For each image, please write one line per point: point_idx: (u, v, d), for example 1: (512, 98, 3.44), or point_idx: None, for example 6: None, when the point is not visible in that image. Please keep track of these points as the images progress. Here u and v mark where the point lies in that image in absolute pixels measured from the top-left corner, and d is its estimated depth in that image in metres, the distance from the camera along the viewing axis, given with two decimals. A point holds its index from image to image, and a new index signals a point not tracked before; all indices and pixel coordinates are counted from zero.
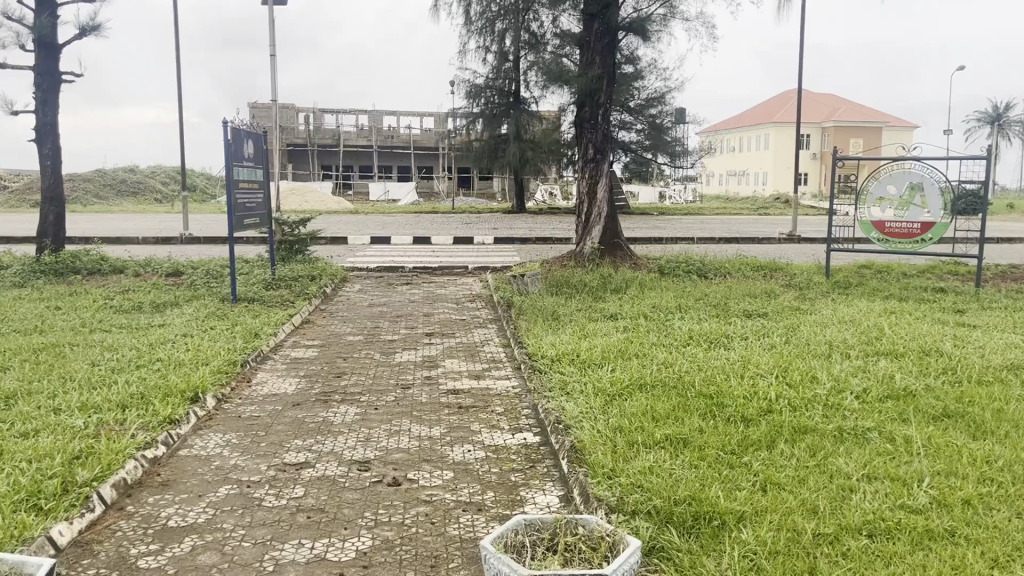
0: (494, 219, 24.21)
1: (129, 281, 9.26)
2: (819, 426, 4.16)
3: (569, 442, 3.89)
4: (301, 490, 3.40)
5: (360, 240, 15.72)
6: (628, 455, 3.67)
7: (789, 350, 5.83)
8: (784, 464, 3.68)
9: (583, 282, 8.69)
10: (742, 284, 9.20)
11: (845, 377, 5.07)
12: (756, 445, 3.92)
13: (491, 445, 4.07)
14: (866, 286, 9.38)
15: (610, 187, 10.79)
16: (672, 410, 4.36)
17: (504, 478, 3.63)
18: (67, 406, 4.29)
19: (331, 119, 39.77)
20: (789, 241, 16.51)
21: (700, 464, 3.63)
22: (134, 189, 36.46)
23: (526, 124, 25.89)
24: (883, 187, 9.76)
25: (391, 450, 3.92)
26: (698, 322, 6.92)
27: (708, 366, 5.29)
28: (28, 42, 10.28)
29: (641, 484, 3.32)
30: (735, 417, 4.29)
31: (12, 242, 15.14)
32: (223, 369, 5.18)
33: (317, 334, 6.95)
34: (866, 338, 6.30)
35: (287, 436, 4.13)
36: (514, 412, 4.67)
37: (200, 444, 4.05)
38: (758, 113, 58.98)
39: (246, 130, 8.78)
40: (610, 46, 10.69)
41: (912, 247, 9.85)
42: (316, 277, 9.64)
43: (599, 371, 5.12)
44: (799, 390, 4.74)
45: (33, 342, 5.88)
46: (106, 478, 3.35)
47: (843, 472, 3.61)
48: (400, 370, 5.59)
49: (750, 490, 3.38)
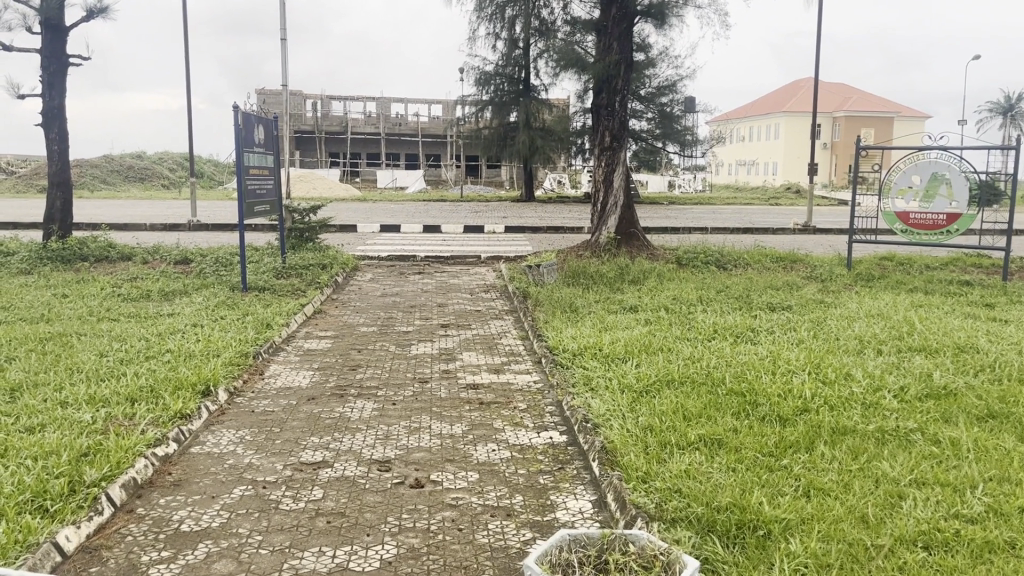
0: (505, 207, 23.95)
1: (136, 269, 9.09)
2: (859, 427, 3.96)
3: (598, 442, 3.70)
4: (320, 492, 3.23)
5: (370, 228, 15.55)
6: (662, 458, 3.48)
7: (819, 345, 5.64)
8: (826, 467, 3.50)
9: (600, 273, 8.49)
10: (763, 275, 8.99)
11: (880, 374, 4.87)
12: (795, 446, 3.74)
13: (516, 444, 3.89)
14: (890, 278, 9.17)
15: (627, 176, 10.57)
16: (704, 408, 4.17)
17: (533, 480, 3.45)
18: (73, 399, 4.12)
19: (339, 105, 39.51)
20: (804, 231, 16.30)
21: (738, 467, 3.44)
22: (142, 175, 36.36)
23: (536, 112, 25.61)
24: (908, 177, 9.44)
25: (411, 449, 3.74)
26: (721, 315, 6.72)
27: (736, 361, 5.10)
28: (34, 25, 10.09)
29: (678, 489, 3.14)
30: (770, 417, 4.10)
31: (19, 228, 15.00)
32: (235, 361, 5.01)
33: (330, 325, 6.77)
34: (897, 333, 6.09)
35: (303, 433, 3.96)
36: (538, 409, 4.49)
37: (212, 440, 3.88)
38: (768, 103, 58.52)
39: (257, 115, 8.55)
40: (628, 31, 10.45)
41: (937, 239, 9.59)
42: (327, 265, 9.46)
43: (624, 366, 4.93)
44: (833, 388, 4.54)
45: (39, 332, 5.72)
46: (115, 478, 3.19)
47: (890, 477, 3.41)
48: (417, 363, 5.43)
49: (794, 496, 3.20)
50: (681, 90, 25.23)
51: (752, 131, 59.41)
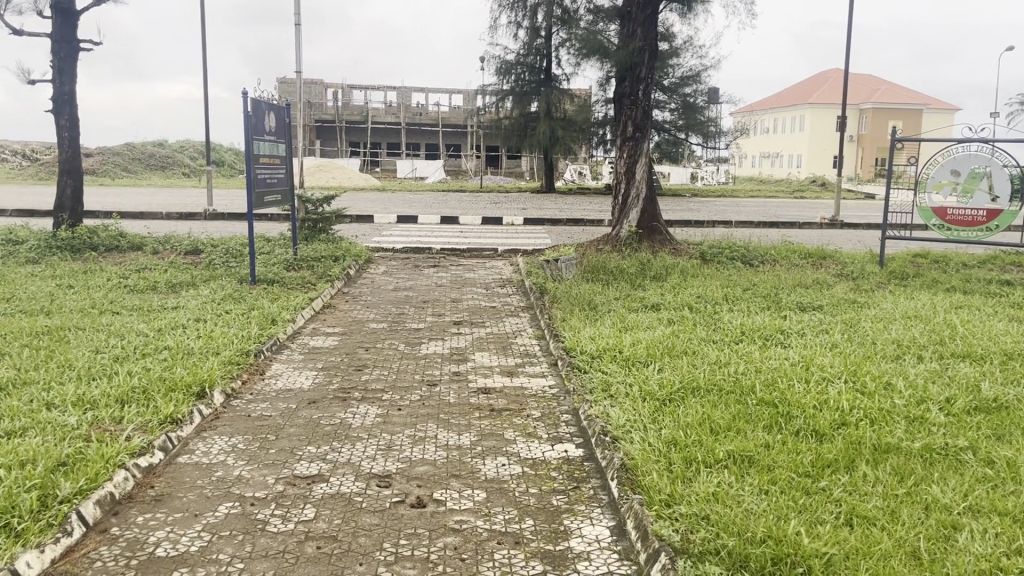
0: (523, 199, 23.56)
1: (145, 259, 8.89)
2: (904, 445, 3.62)
3: (618, 459, 3.40)
4: (312, 512, 2.95)
5: (386, 218, 15.28)
6: (688, 477, 3.18)
7: (855, 351, 5.28)
8: (869, 491, 3.17)
9: (621, 268, 8.16)
10: (791, 272, 8.60)
11: (923, 384, 4.52)
12: (833, 465, 3.42)
13: (528, 458, 3.59)
14: (925, 277, 8.72)
15: (649, 167, 10.20)
16: (732, 420, 3.85)
17: (545, 501, 3.15)
18: (60, 400, 3.87)
19: (360, 95, 39.36)
20: (832, 225, 15.86)
21: (771, 489, 3.13)
22: (163, 163, 36.39)
23: (557, 102, 25.21)
24: (945, 172, 8.99)
25: (414, 462, 3.45)
26: (749, 315, 6.36)
27: (766, 367, 4.77)
28: (44, 8, 9.89)
29: (706, 516, 2.84)
30: (805, 432, 3.78)
31: (34, 216, 14.90)
32: (234, 360, 4.75)
33: (338, 321, 6.51)
34: (936, 338, 5.71)
35: (300, 441, 3.68)
36: (552, 417, 4.19)
37: (202, 449, 3.62)
38: (794, 94, 57.67)
39: (267, 102, 8.29)
40: (652, 17, 10.07)
41: (976, 236, 9.10)
42: (339, 257, 9.20)
43: (646, 371, 4.61)
44: (873, 399, 4.21)
45: (36, 325, 5.51)
46: (90, 493, 2.93)
47: (941, 504, 3.09)
48: (426, 364, 5.14)
49: (836, 525, 2.88)
50: (705, 80, 24.69)
51: (776, 122, 58.63)
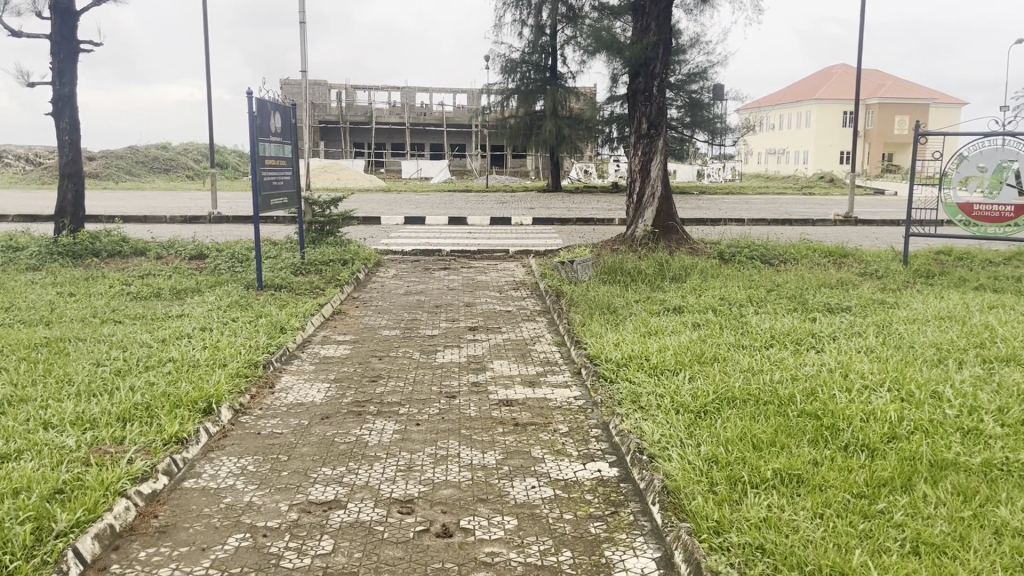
0: (530, 198, 23.24)
1: (149, 264, 8.67)
2: (962, 460, 3.37)
3: (658, 480, 3.15)
4: (330, 544, 2.71)
5: (393, 219, 15.03)
6: (735, 500, 2.94)
7: (893, 355, 5.01)
8: (933, 513, 2.91)
9: (639, 269, 7.90)
10: (814, 272, 8.33)
11: (973, 391, 4.25)
12: (889, 484, 3.15)
13: (559, 479, 3.35)
14: (951, 275, 8.43)
15: (665, 165, 9.93)
16: (775, 435, 3.59)
17: (582, 529, 2.91)
18: (58, 419, 3.64)
19: (364, 95, 39.22)
20: (846, 223, 15.56)
21: (827, 513, 2.87)
22: (167, 166, 36.21)
23: (563, 100, 24.94)
24: (970, 167, 8.70)
25: (437, 485, 3.21)
26: (776, 317, 6.11)
27: (803, 374, 4.50)
28: (43, 9, 9.67)
29: (761, 545, 2.60)
30: (854, 447, 3.52)
31: (36, 221, 14.70)
32: (241, 372, 4.51)
33: (349, 328, 6.27)
34: (976, 341, 5.43)
35: (314, 462, 3.44)
36: (582, 432, 3.94)
37: (209, 472, 3.38)
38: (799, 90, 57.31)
39: (273, 102, 8.06)
40: (666, 12, 9.80)
41: (1004, 233, 8.78)
42: (348, 261, 8.96)
43: (676, 380, 4.36)
44: (923, 410, 3.94)
45: (34, 336, 5.28)
46: (88, 526, 2.69)
47: (1013, 527, 2.81)
48: (444, 374, 4.90)
49: (902, 553, 2.63)
50: (711, 77, 24.40)
51: (782, 119, 58.30)
